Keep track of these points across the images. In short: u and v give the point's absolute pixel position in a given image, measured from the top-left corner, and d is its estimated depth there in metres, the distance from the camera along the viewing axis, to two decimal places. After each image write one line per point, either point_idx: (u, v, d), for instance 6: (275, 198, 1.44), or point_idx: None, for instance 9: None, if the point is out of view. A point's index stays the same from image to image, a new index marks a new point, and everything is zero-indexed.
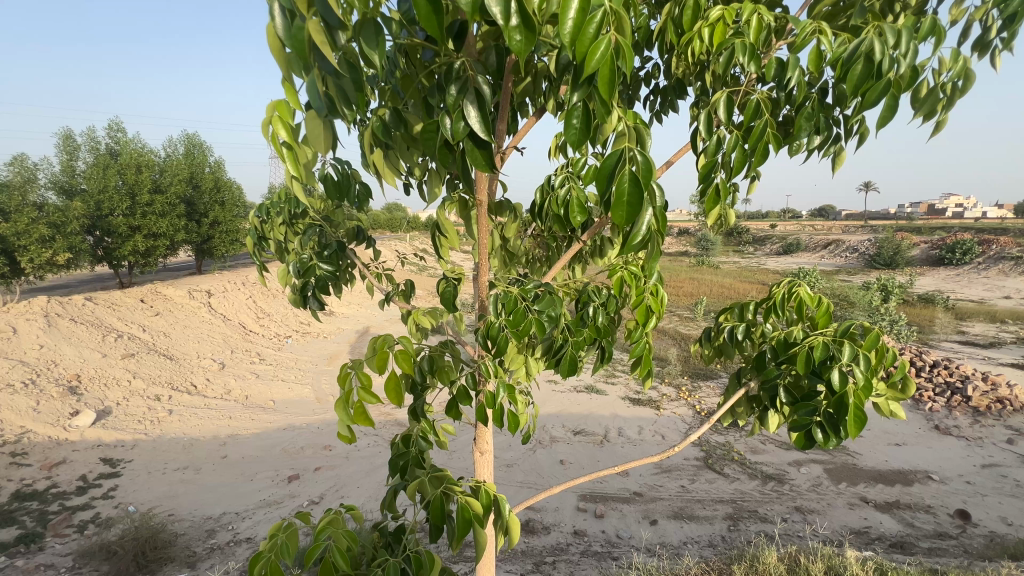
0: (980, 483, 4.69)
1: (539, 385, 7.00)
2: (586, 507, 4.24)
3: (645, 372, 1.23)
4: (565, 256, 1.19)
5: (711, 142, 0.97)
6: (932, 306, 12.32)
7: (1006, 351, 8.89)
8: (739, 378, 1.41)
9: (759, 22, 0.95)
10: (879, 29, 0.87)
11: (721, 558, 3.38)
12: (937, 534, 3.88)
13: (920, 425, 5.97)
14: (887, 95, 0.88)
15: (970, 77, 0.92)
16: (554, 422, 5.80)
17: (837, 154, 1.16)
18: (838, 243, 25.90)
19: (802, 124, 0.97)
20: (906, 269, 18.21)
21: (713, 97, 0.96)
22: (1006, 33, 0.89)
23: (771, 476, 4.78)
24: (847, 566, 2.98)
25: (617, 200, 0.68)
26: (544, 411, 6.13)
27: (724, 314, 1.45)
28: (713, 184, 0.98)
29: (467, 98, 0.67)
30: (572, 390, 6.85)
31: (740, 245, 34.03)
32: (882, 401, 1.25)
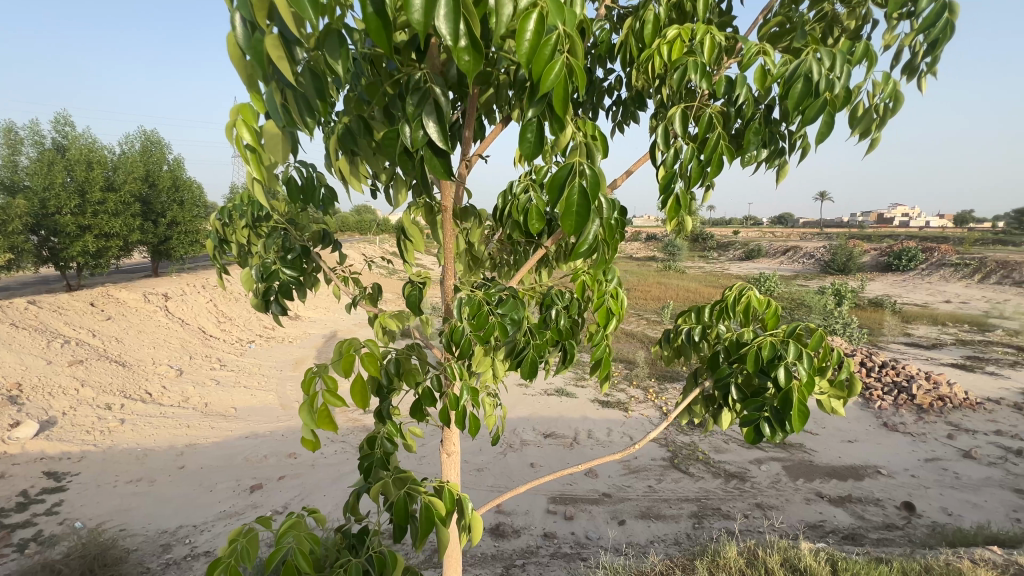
0: (923, 475, 5.01)
1: (510, 389, 7.05)
2: (556, 509, 4.30)
3: (606, 372, 1.29)
4: (530, 261, 1.22)
5: (670, 154, 1.02)
6: (881, 310, 13.08)
7: (947, 351, 9.51)
8: (696, 378, 1.47)
9: (711, 41, 1.01)
10: (817, 52, 0.95)
11: (686, 555, 3.49)
12: (885, 526, 4.13)
13: (870, 423, 6.32)
14: (825, 113, 0.97)
15: (901, 98, 1.01)
16: (525, 425, 5.85)
17: (784, 166, 1.25)
18: (796, 249, 27.10)
19: (749, 139, 1.06)
20: (857, 275, 19.27)
21: (670, 110, 1.02)
22: (930, 59, 0.99)
23: (733, 474, 4.96)
24: (801, 558, 3.14)
25: (567, 209, 0.72)
26: (514, 415, 6.18)
27: (682, 317, 1.51)
28: (672, 194, 1.05)
29: (426, 110, 0.70)
30: (542, 394, 6.93)
31: (704, 250, 35.09)
32: (826, 397, 1.34)
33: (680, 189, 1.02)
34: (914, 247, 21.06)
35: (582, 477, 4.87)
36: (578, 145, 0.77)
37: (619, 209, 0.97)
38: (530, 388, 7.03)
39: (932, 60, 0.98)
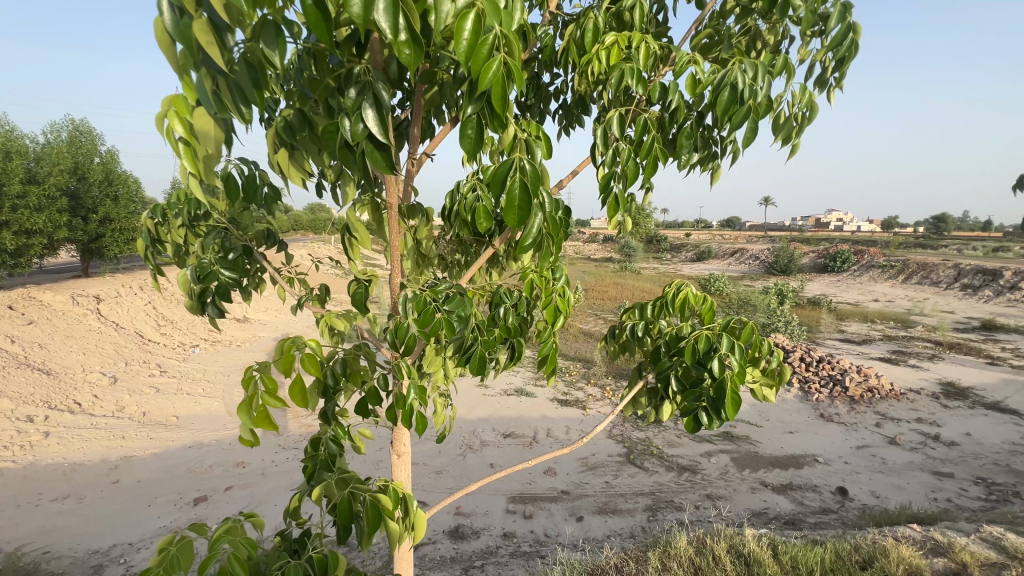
0: (855, 462, 5.40)
1: (470, 390, 7.04)
2: (515, 509, 4.33)
3: (553, 368, 1.32)
4: (478, 260, 1.23)
5: (608, 156, 1.06)
6: (818, 308, 13.99)
7: (875, 346, 10.29)
8: (640, 372, 1.52)
9: (646, 50, 1.07)
10: (741, 63, 1.02)
11: (640, 547, 3.60)
12: (822, 510, 4.41)
13: (809, 414, 6.75)
14: (749, 120, 1.04)
15: (814, 108, 1.11)
16: (484, 426, 5.85)
17: (715, 170, 1.32)
18: (742, 251, 28.50)
19: (683, 143, 1.12)
20: (798, 275, 20.52)
21: (608, 114, 1.06)
22: (837, 75, 1.10)
23: (685, 468, 5.16)
24: (745, 544, 3.31)
25: (509, 205, 0.74)
26: (473, 416, 6.17)
27: (625, 314, 1.56)
28: (612, 194, 1.08)
29: (366, 103, 0.69)
30: (501, 394, 6.95)
31: (658, 251, 36.29)
32: (758, 386, 1.42)
33: (619, 188, 1.05)
34: (847, 249, 22.65)
35: (540, 476, 4.92)
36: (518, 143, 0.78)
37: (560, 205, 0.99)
38: (490, 388, 7.04)
39: (839, 75, 1.10)
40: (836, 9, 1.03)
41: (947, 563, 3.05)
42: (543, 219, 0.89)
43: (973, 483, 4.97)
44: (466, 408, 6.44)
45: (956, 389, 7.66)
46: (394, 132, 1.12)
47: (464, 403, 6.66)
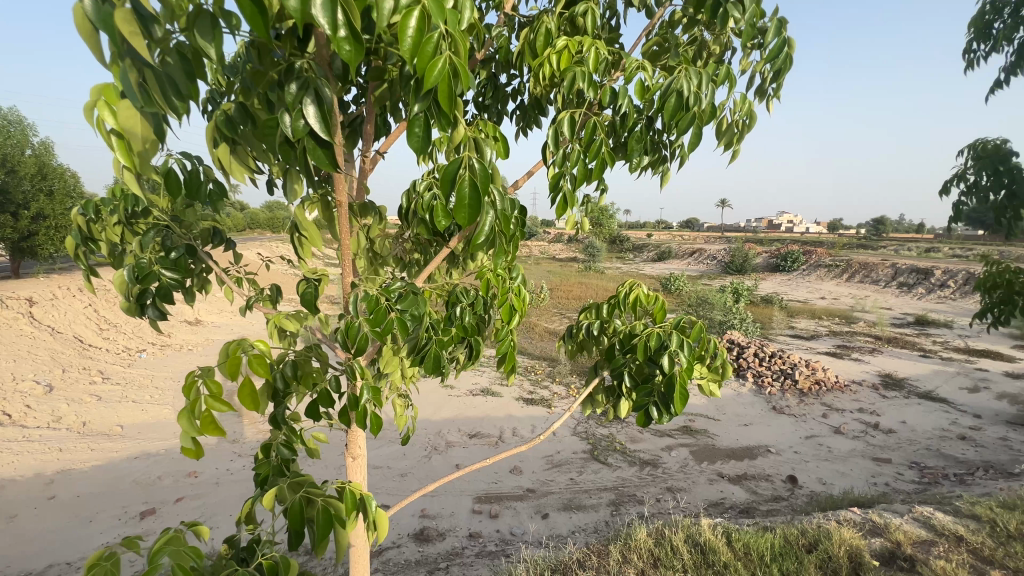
0: (804, 451, 5.70)
1: (435, 391, 6.98)
2: (481, 509, 4.33)
3: (510, 366, 1.33)
4: (434, 260, 1.23)
5: (559, 156, 1.09)
6: (771, 306, 14.68)
7: (822, 341, 10.89)
8: (596, 369, 1.55)
9: (597, 54, 1.09)
10: (687, 71, 1.06)
11: (602, 541, 3.67)
12: (774, 498, 4.64)
13: (762, 407, 7.07)
14: (693, 127, 1.09)
15: (754, 116, 1.18)
16: (449, 427, 5.81)
17: (665, 172, 1.37)
18: (701, 251, 29.52)
19: (633, 146, 1.16)
20: (752, 275, 21.44)
21: (559, 116, 1.08)
22: (775, 86, 1.17)
23: (647, 462, 5.30)
24: (702, 533, 3.43)
25: (459, 204, 0.75)
26: (439, 417, 6.11)
27: (583, 313, 1.59)
28: (561, 194, 1.11)
29: (309, 98, 0.68)
30: (467, 394, 6.93)
31: (622, 251, 37.07)
32: (705, 381, 1.49)
33: (569, 187, 1.08)
34: (797, 249, 23.86)
35: (506, 475, 4.95)
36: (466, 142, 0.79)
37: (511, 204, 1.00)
38: (455, 389, 7.00)
39: (777, 86, 1.16)
40: (773, 23, 1.09)
41: (883, 542, 3.27)
42: (494, 217, 0.90)
43: (907, 468, 5.34)
44: (431, 409, 6.38)
45: (893, 380, 8.22)
46: (347, 129, 1.10)
47: (429, 405, 6.59)
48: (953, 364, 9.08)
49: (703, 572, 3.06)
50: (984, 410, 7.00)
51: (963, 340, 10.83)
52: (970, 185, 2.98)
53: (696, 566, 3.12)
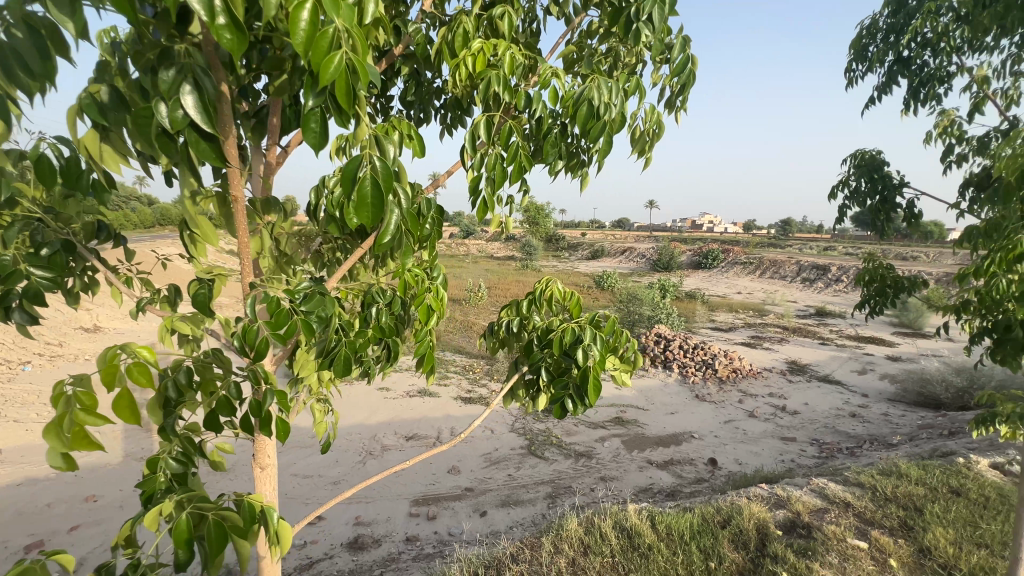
0: (722, 434, 6.16)
1: (370, 394, 6.77)
2: (418, 511, 4.26)
3: (430, 368, 1.31)
4: (347, 261, 1.18)
5: (477, 159, 1.07)
6: (694, 301, 15.69)
7: (739, 333, 11.82)
8: (517, 363, 1.57)
9: (512, 57, 1.09)
10: (598, 80, 1.10)
11: (536, 533, 3.74)
12: (696, 480, 4.97)
13: (686, 395, 7.54)
14: (605, 134, 1.13)
15: (662, 126, 1.25)
16: (385, 430, 5.67)
17: (584, 176, 1.41)
18: (631, 250, 30.91)
19: (549, 150, 1.18)
20: (678, 272, 22.78)
21: (474, 118, 1.07)
22: (681, 99, 1.25)
23: (581, 454, 5.48)
24: (628, 519, 3.60)
25: (360, 203, 0.71)
26: (374, 421, 5.94)
27: (504, 310, 1.61)
28: (481, 197, 1.09)
29: (187, 85, 0.63)
30: (404, 396, 6.78)
31: (558, 249, 37.94)
32: (618, 371, 1.56)
33: (488, 191, 1.06)
34: (716, 248, 25.68)
35: (443, 476, 4.90)
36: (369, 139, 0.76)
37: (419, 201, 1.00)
38: (391, 391, 6.83)
39: (683, 99, 1.24)
40: (678, 41, 1.16)
41: (786, 513, 3.61)
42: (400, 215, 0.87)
43: (809, 445, 5.93)
44: (366, 413, 6.18)
45: (797, 366, 9.09)
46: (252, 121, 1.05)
47: (364, 408, 6.38)
48: (846, 350, 10.22)
49: (630, 555, 3.21)
50: (870, 390, 7.93)
51: (853, 328, 12.20)
52: (851, 190, 3.36)
53: (623, 550, 3.28)
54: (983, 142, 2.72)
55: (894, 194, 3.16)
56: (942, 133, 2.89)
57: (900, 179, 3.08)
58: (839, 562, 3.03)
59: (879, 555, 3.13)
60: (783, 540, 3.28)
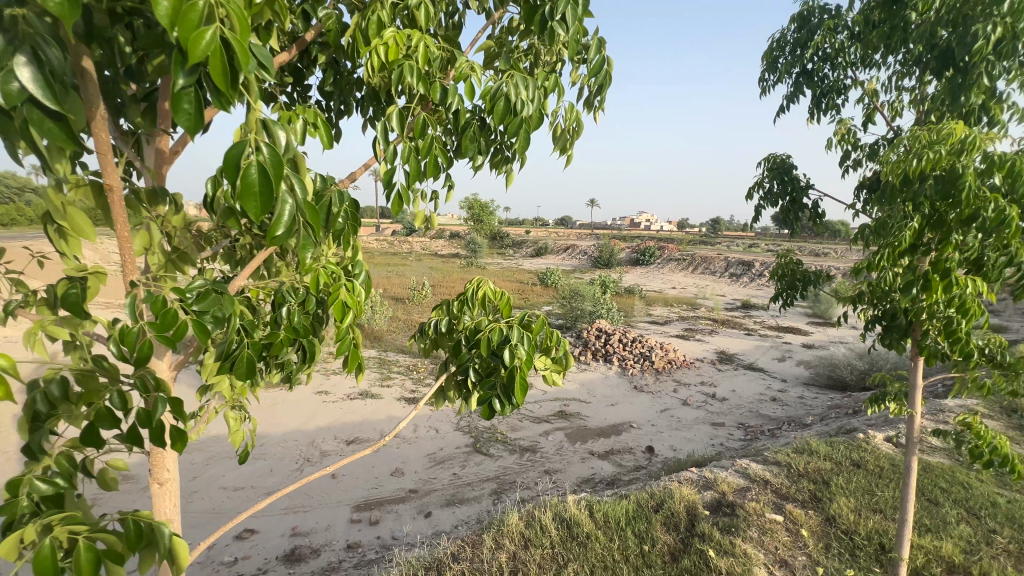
0: (659, 423, 6.45)
1: (307, 398, 6.47)
2: (359, 517, 4.12)
3: (353, 366, 1.26)
4: (254, 259, 1.10)
5: (390, 153, 1.03)
6: (633, 296, 16.32)
7: (673, 326, 12.43)
8: (447, 364, 1.55)
9: (427, 49, 1.06)
10: (515, 76, 1.10)
11: (478, 531, 3.71)
12: (635, 468, 5.17)
13: (626, 387, 7.83)
14: (524, 131, 1.14)
15: (581, 124, 1.28)
16: (324, 435, 5.43)
17: (509, 172, 1.42)
18: (573, 247, 31.61)
19: (469, 145, 1.16)
20: (618, 269, 23.59)
21: (386, 110, 1.03)
22: (599, 98, 1.28)
23: (526, 448, 5.53)
24: (567, 510, 3.66)
25: (244, 192, 0.60)
26: (312, 426, 5.68)
27: (436, 310, 1.58)
28: (396, 190, 1.05)
29: (23, 54, 0.56)
30: (344, 399, 6.54)
31: (502, 247, 38.06)
32: (549, 371, 1.57)
33: (403, 184, 1.03)
34: (653, 245, 26.87)
35: (386, 479, 4.77)
36: (258, 123, 0.66)
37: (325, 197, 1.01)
38: (330, 395, 6.56)
39: (600, 99, 1.28)
40: (594, 41, 1.18)
41: (713, 494, 3.84)
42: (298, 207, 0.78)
43: (736, 429, 6.35)
44: (303, 418, 5.89)
45: (726, 356, 9.70)
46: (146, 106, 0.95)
47: (301, 412, 6.09)
48: (768, 339, 11.03)
49: (569, 545, 3.29)
50: (788, 375, 8.63)
51: (774, 319, 13.22)
52: (766, 191, 3.62)
53: (563, 541, 3.35)
54: (874, 149, 3.02)
55: (802, 195, 3.44)
56: (841, 140, 3.17)
57: (806, 182, 3.36)
58: (758, 536, 3.27)
59: (793, 526, 3.41)
60: (710, 518, 3.49)
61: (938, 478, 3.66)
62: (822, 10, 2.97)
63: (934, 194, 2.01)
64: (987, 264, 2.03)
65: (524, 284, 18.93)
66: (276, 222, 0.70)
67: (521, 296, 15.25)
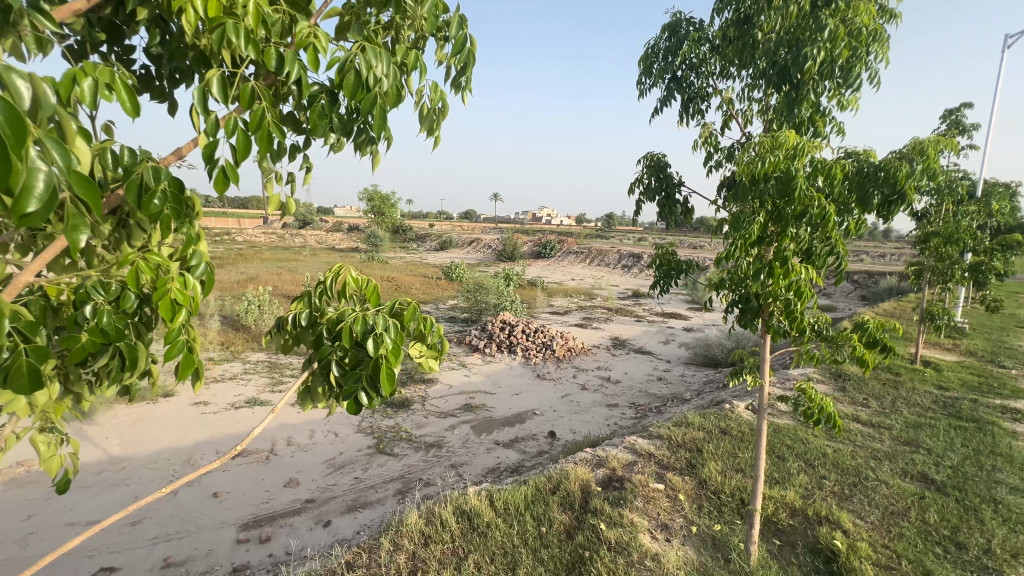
0: (560, 408, 6.73)
1: (179, 412, 5.70)
2: (248, 536, 3.73)
3: (188, 373, 1.09)
4: (44, 254, 0.91)
5: (211, 123, 0.91)
6: (535, 288, 16.83)
7: (572, 315, 13.03)
8: (311, 361, 1.44)
9: (258, 10, 0.96)
10: (365, 46, 1.03)
11: (373, 535, 3.52)
12: (538, 453, 5.34)
13: (529, 376, 8.04)
14: (379, 107, 1.07)
15: (446, 105, 1.24)
16: (203, 450, 4.83)
17: (374, 154, 1.34)
18: (477, 241, 31.71)
19: (316, 121, 1.07)
20: (521, 262, 24.15)
21: (205, 74, 0.92)
22: (464, 79, 1.26)
23: (432, 444, 5.43)
24: (468, 501, 3.64)
25: None
26: (187, 441, 5.02)
27: (296, 302, 1.46)
28: (219, 166, 0.92)
29: None
30: (227, 408, 5.88)
31: (405, 242, 36.88)
32: (424, 359, 1.54)
33: (228, 160, 0.91)
34: (553, 239, 27.95)
35: (279, 491, 4.38)
36: None
37: (129, 181, 0.89)
38: (209, 406, 5.85)
39: (466, 79, 1.25)
40: (454, 16, 1.15)
41: (605, 471, 4.08)
42: (62, 177, 0.64)
43: (628, 408, 6.84)
44: (175, 433, 5.18)
45: (619, 341, 10.41)
46: None
47: (172, 427, 5.35)
48: (655, 325, 12.05)
49: (470, 538, 3.28)
50: (671, 356, 9.51)
51: (659, 305, 14.47)
52: (645, 187, 3.88)
53: (463, 534, 3.33)
54: (730, 151, 3.39)
55: (675, 191, 3.76)
56: (705, 142, 3.51)
57: (679, 179, 3.68)
58: (643, 504, 3.54)
59: (672, 492, 3.74)
60: (602, 494, 3.70)
61: (784, 438, 4.26)
62: (688, 22, 3.23)
63: (775, 193, 2.28)
64: (815, 253, 2.40)
65: (429, 278, 18.55)
66: (26, 194, 0.57)
67: (425, 291, 14.95)
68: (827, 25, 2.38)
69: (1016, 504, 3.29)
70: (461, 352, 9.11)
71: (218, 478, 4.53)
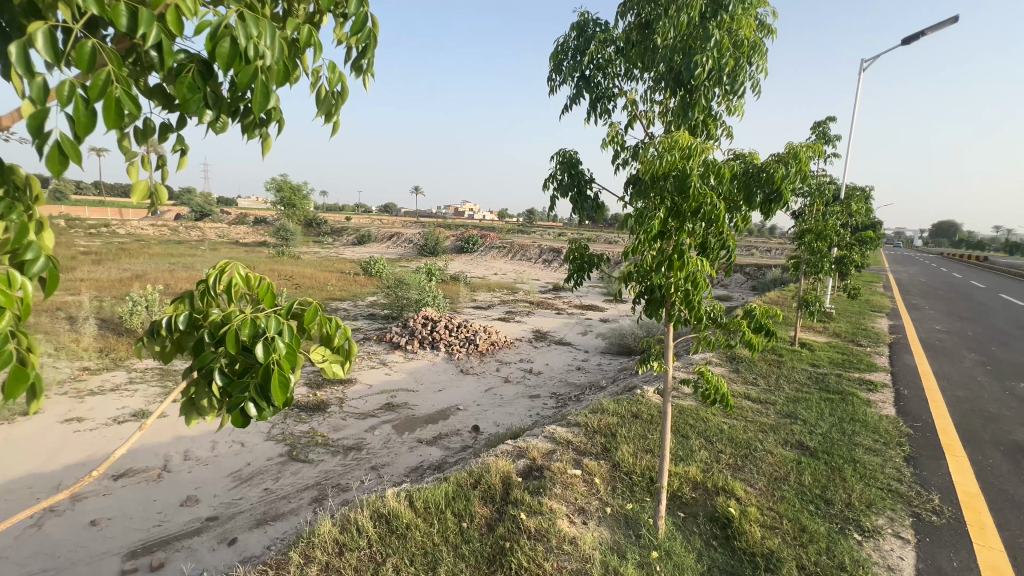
0: (483, 402, 6.74)
1: (44, 433, 4.89)
2: (134, 566, 3.30)
3: (19, 390, 0.90)
4: None
5: (37, 87, 0.75)
6: (458, 283, 16.69)
7: (495, 309, 13.11)
8: (192, 370, 1.28)
9: None
10: (243, 13, 0.92)
11: (280, 550, 3.25)
12: (462, 448, 5.30)
13: (452, 371, 7.96)
14: (262, 83, 0.96)
15: (346, 87, 1.15)
16: (76, 474, 4.19)
17: (264, 138, 1.22)
18: (398, 236, 30.79)
19: (185, 94, 0.94)
20: (443, 257, 23.83)
21: (28, 27, 0.76)
22: (366, 62, 1.18)
23: (350, 447, 5.18)
24: (385, 504, 3.49)
25: None
26: (54, 465, 4.33)
27: (175, 304, 1.30)
28: (51, 141, 0.76)
29: None
30: (106, 423, 5.15)
31: (319, 236, 34.82)
32: (328, 364, 1.43)
33: (63, 134, 0.75)
34: (475, 234, 27.96)
35: (174, 512, 3.93)
36: None
37: None
38: (84, 423, 5.09)
39: (366, 62, 1.17)
40: None
41: (526, 461, 4.14)
42: None
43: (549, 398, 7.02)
44: (39, 457, 4.44)
45: (540, 334, 10.64)
46: None
47: (34, 450, 4.57)
48: (574, 317, 12.48)
49: (388, 541, 3.16)
50: (589, 347, 9.91)
51: (578, 299, 15.01)
52: (558, 183, 3.96)
53: (381, 538, 3.20)
54: (635, 150, 3.56)
55: (586, 187, 3.88)
56: (612, 141, 3.65)
57: (589, 176, 3.81)
58: (562, 491, 3.64)
59: (589, 477, 3.88)
60: (522, 484, 3.75)
61: (688, 418, 4.61)
62: (595, 23, 3.33)
63: (675, 189, 2.42)
64: (709, 247, 2.60)
65: (345, 274, 17.65)
66: None
67: (342, 287, 14.20)
68: (713, 35, 2.57)
69: (869, 462, 3.84)
70: (381, 350, 8.79)
71: (96, 504, 3.95)
